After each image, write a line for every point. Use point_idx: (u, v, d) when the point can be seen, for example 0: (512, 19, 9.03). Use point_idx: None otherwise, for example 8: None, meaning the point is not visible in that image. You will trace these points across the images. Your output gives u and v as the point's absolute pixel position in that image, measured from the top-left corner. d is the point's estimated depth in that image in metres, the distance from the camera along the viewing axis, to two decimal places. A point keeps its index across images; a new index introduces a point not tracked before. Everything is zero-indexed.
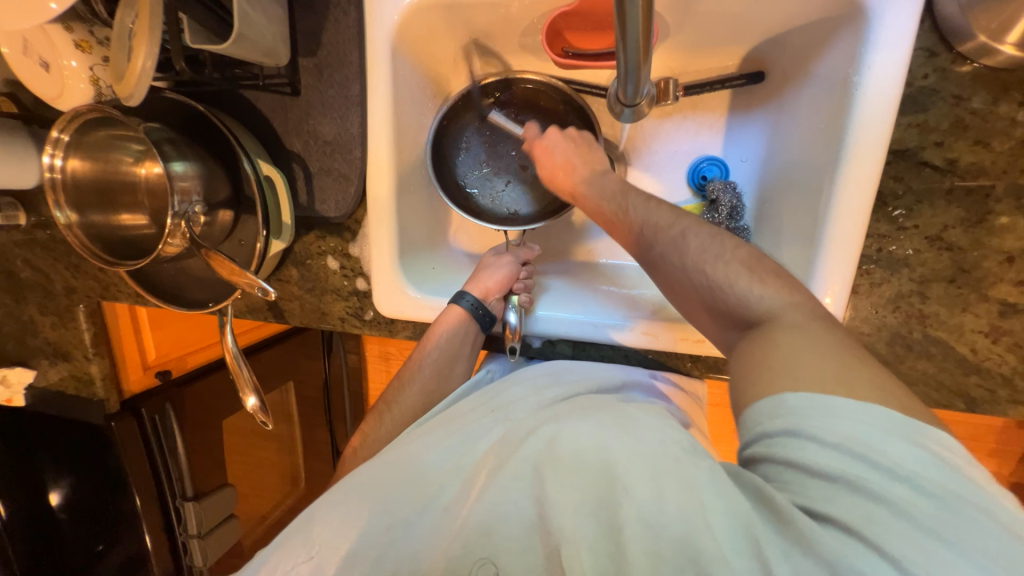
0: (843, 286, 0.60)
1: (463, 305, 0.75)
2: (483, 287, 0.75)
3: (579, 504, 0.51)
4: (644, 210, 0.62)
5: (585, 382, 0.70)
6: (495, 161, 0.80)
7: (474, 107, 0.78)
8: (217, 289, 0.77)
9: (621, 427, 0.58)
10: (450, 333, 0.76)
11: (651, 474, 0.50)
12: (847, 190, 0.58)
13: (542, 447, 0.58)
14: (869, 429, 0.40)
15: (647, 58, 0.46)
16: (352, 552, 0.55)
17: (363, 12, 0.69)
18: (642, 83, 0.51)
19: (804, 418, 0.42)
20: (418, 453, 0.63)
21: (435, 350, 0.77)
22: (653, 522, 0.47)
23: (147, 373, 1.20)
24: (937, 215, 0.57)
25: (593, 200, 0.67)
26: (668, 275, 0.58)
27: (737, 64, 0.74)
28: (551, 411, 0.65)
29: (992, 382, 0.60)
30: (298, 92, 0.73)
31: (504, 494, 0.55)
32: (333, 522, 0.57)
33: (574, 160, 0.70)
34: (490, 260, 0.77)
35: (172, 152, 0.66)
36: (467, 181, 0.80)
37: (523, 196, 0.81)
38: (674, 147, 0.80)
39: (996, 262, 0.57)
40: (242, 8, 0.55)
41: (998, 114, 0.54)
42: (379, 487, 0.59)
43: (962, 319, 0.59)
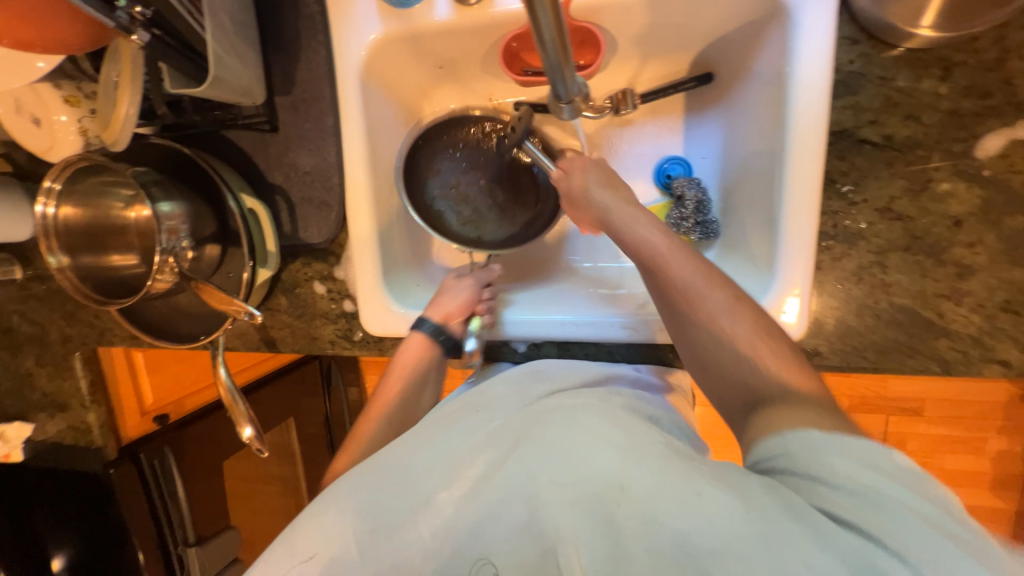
0: (806, 262, 0.63)
1: (424, 330, 0.77)
2: (443, 312, 0.77)
3: (572, 503, 0.50)
4: (681, 259, 0.61)
5: (571, 377, 0.71)
6: (463, 188, 0.84)
7: (444, 140, 0.83)
8: (208, 321, 0.79)
9: (610, 422, 0.55)
10: (415, 358, 0.78)
11: (637, 463, 0.49)
12: (797, 172, 0.61)
13: (531, 451, 0.55)
14: (832, 447, 0.45)
15: (567, 56, 0.49)
16: (338, 557, 0.55)
17: (332, 50, 0.74)
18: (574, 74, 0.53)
19: (782, 449, 0.47)
20: (403, 460, 0.61)
21: (401, 376, 0.78)
22: (648, 520, 0.46)
23: (144, 418, 1.24)
24: (883, 188, 0.60)
25: (636, 241, 0.65)
26: (686, 318, 0.60)
27: (686, 69, 0.79)
28: (538, 409, 0.62)
29: (963, 344, 0.61)
30: (276, 128, 0.78)
31: (497, 500, 0.55)
32: (316, 532, 0.57)
33: (592, 191, 0.69)
34: (451, 283, 0.79)
35: (159, 194, 0.70)
36: (436, 204, 0.84)
37: (487, 224, 0.84)
38: (639, 150, 0.84)
39: (945, 227, 0.59)
40: (218, 53, 0.59)
41: (922, 89, 0.58)
42: (365, 492, 0.59)
43: (924, 285, 0.61)
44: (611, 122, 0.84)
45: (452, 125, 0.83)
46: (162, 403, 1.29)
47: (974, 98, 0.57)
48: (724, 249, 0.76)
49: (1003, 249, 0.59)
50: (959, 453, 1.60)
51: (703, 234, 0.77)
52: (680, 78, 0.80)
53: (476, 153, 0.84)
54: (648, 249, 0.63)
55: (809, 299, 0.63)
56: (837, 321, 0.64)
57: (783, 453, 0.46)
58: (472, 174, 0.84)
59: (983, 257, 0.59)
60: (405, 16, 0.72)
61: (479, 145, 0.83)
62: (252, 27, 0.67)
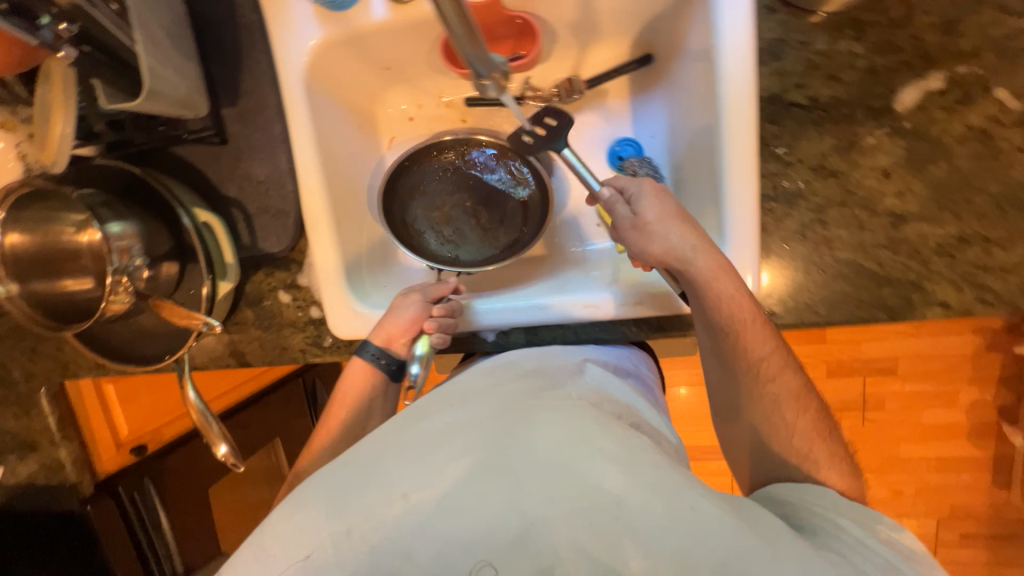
0: (751, 226, 0.65)
1: (366, 356, 0.78)
2: (386, 333, 0.77)
3: (571, 510, 0.50)
4: (755, 325, 0.65)
5: (535, 365, 0.71)
6: (444, 211, 0.84)
7: (428, 168, 0.84)
8: (171, 340, 0.78)
9: (603, 430, 0.56)
10: (355, 390, 0.79)
11: (633, 478, 0.51)
12: (735, 138, 0.63)
13: (520, 452, 0.53)
14: (818, 496, 0.60)
15: (478, 40, 0.44)
16: (312, 559, 0.50)
17: (273, 57, 0.74)
18: (489, 56, 0.49)
19: (785, 494, 0.62)
20: (378, 453, 0.57)
21: (342, 409, 0.79)
22: (652, 531, 0.48)
23: (120, 451, 1.20)
24: (815, 147, 0.63)
25: (715, 298, 0.64)
26: (732, 353, 0.67)
27: (626, 52, 0.82)
28: (524, 403, 0.60)
29: (905, 290, 0.64)
30: (226, 140, 0.78)
31: (481, 496, 0.51)
32: (286, 537, 0.52)
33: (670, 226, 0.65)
34: (398, 302, 0.77)
35: (109, 215, 0.70)
36: (417, 224, 0.84)
37: (465, 244, 0.84)
38: (590, 135, 0.86)
39: (875, 179, 0.62)
40: (152, 65, 0.59)
41: (840, 50, 0.61)
42: (337, 492, 0.54)
43: (862, 236, 0.64)
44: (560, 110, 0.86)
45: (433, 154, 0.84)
46: (140, 434, 1.25)
47: (887, 54, 0.60)
48: None
49: (930, 195, 0.62)
50: (936, 408, 1.65)
51: None
52: (621, 61, 0.82)
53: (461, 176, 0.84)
54: (729, 309, 0.64)
55: (756, 271, 0.66)
56: (787, 279, 0.67)
57: (785, 496, 0.61)
58: (455, 198, 0.84)
59: (913, 205, 0.62)
60: (343, 18, 0.73)
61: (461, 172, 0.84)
62: (188, 40, 0.67)
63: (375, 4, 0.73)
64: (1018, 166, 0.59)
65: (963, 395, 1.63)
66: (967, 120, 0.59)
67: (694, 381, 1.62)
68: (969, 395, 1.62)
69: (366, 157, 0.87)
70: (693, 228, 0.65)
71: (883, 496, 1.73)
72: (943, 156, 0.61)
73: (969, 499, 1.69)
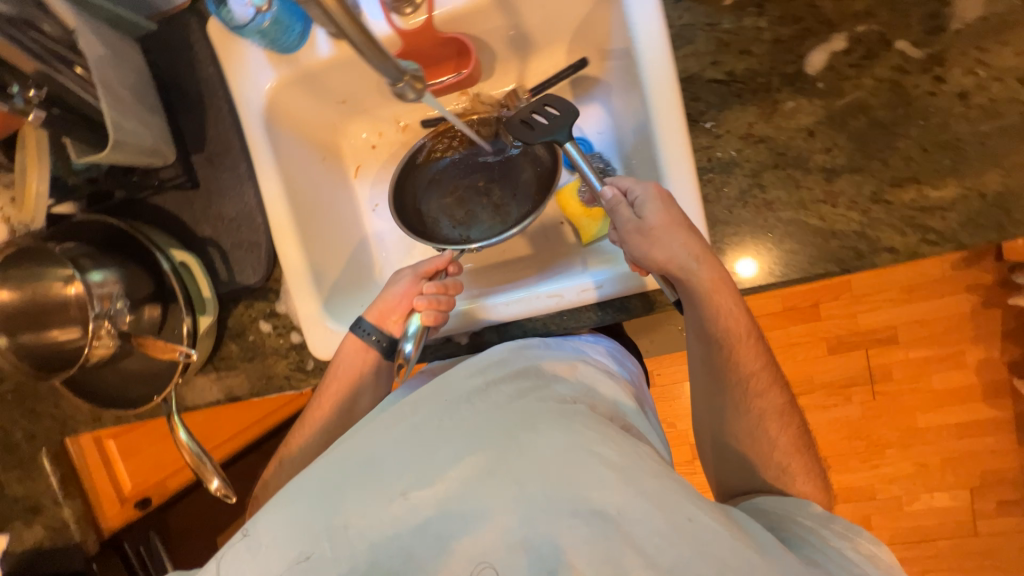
0: (693, 199, 0.67)
1: (358, 332, 0.79)
2: (380, 309, 0.80)
3: (569, 520, 0.48)
4: (747, 339, 0.68)
5: (529, 361, 0.68)
6: (457, 195, 0.89)
7: (438, 157, 0.89)
8: (160, 382, 0.80)
9: (604, 437, 0.54)
10: (346, 361, 0.79)
11: (631, 487, 0.49)
12: (663, 118, 0.66)
13: (519, 458, 0.53)
14: (806, 511, 0.61)
15: (378, 48, 0.49)
16: (308, 558, 0.51)
17: (234, 103, 0.80)
18: (384, 54, 0.51)
19: (772, 506, 0.63)
20: (376, 449, 0.57)
21: (333, 381, 0.79)
22: (651, 543, 0.46)
23: (125, 506, 1.24)
24: (740, 117, 0.67)
25: (712, 307, 0.66)
26: (723, 362, 0.69)
27: (562, 58, 0.87)
28: (523, 404, 0.59)
29: (851, 241, 0.66)
30: (197, 183, 0.83)
31: (477, 500, 0.51)
32: (278, 534, 0.52)
33: (677, 240, 0.64)
34: (394, 278, 0.81)
35: (89, 264, 0.73)
36: (430, 210, 0.89)
37: (476, 225, 0.87)
38: None
39: (802, 138, 0.66)
40: (116, 118, 0.64)
41: (746, 27, 0.66)
42: (331, 488, 0.54)
43: (801, 194, 0.67)
44: None
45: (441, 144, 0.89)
46: (143, 489, 1.29)
47: (790, 25, 0.65)
48: None
49: (856, 148, 0.64)
50: (945, 372, 1.61)
51: None
52: (559, 67, 0.88)
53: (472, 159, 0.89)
54: (723, 322, 0.66)
55: (710, 242, 0.67)
56: (736, 244, 0.69)
57: (772, 508, 0.63)
58: (466, 182, 0.89)
59: (841, 159, 0.65)
60: (293, 59, 0.79)
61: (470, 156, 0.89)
62: (152, 94, 0.73)
63: (320, 43, 0.79)
64: (932, 109, 0.62)
65: (969, 356, 1.59)
66: (875, 73, 0.63)
67: None
68: (976, 355, 1.59)
69: (334, 185, 0.93)
70: (693, 237, 0.64)
71: (909, 472, 1.66)
72: (860, 110, 0.64)
73: (998, 464, 1.62)
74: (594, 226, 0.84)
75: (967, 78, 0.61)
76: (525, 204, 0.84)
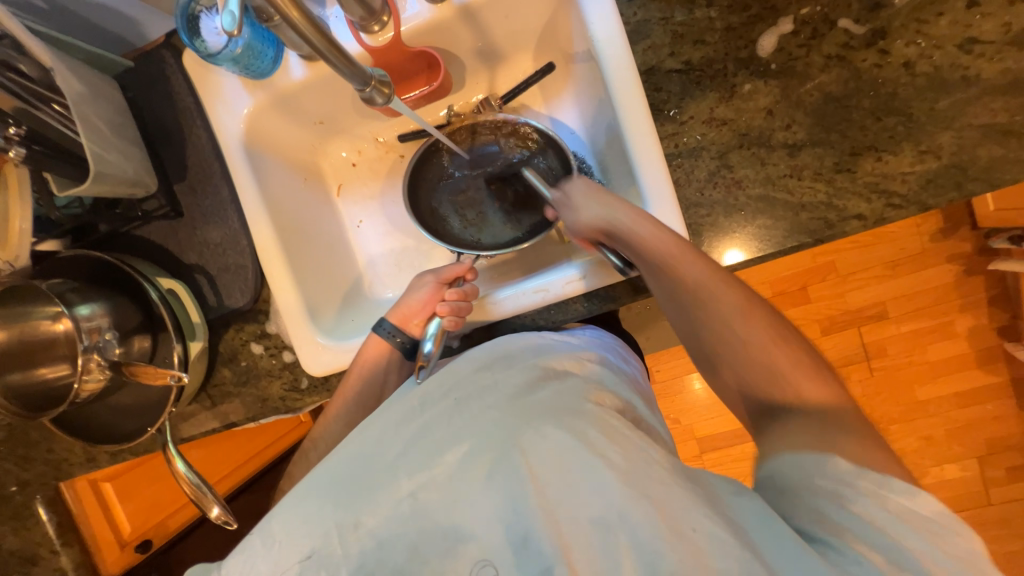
0: (664, 184, 0.69)
1: (380, 334, 0.79)
2: (402, 313, 0.81)
3: (571, 520, 0.48)
4: (685, 253, 0.65)
5: (537, 361, 0.67)
6: (468, 194, 0.91)
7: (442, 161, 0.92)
8: (153, 414, 0.80)
9: (609, 438, 0.53)
10: (372, 363, 0.79)
11: (634, 488, 0.48)
12: (627, 109, 0.69)
13: (526, 460, 0.52)
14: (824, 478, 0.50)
15: (347, 56, 0.54)
16: (316, 555, 0.51)
17: (212, 130, 0.82)
18: (348, 59, 0.54)
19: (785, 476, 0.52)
20: (386, 449, 0.58)
21: (356, 383, 0.78)
22: (649, 547, 0.45)
23: (125, 549, 1.22)
24: (702, 103, 0.70)
25: (637, 240, 0.67)
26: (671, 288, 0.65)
27: (529, 65, 0.91)
28: (531, 406, 0.58)
29: (820, 212, 0.68)
30: (180, 212, 0.84)
31: (482, 501, 0.51)
32: (292, 527, 0.53)
33: (592, 203, 0.71)
34: (415, 283, 0.81)
35: (76, 299, 0.73)
36: (442, 208, 0.91)
37: (487, 226, 0.90)
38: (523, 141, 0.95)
39: (762, 118, 0.68)
40: (95, 151, 0.65)
41: (698, 18, 0.69)
42: (342, 483, 0.55)
43: (767, 171, 0.69)
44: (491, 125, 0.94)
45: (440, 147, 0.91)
46: (141, 532, 1.27)
47: (739, 12, 0.68)
48: None
49: (814, 122, 0.67)
50: (937, 342, 1.63)
51: None
52: (528, 73, 0.91)
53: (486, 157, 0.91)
54: (656, 249, 0.66)
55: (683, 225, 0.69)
56: (710, 224, 0.71)
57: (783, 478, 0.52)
58: (479, 181, 0.91)
59: (802, 134, 0.68)
60: (267, 84, 0.81)
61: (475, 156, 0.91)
62: (130, 127, 0.74)
63: (293, 67, 0.81)
64: (881, 79, 0.65)
65: (959, 324, 1.62)
66: (823, 50, 0.66)
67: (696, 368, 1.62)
68: (965, 323, 1.61)
69: (317, 203, 0.95)
70: (610, 196, 0.70)
71: (915, 446, 1.66)
72: (814, 86, 0.67)
73: (1001, 429, 1.63)
74: None
75: (910, 48, 0.64)
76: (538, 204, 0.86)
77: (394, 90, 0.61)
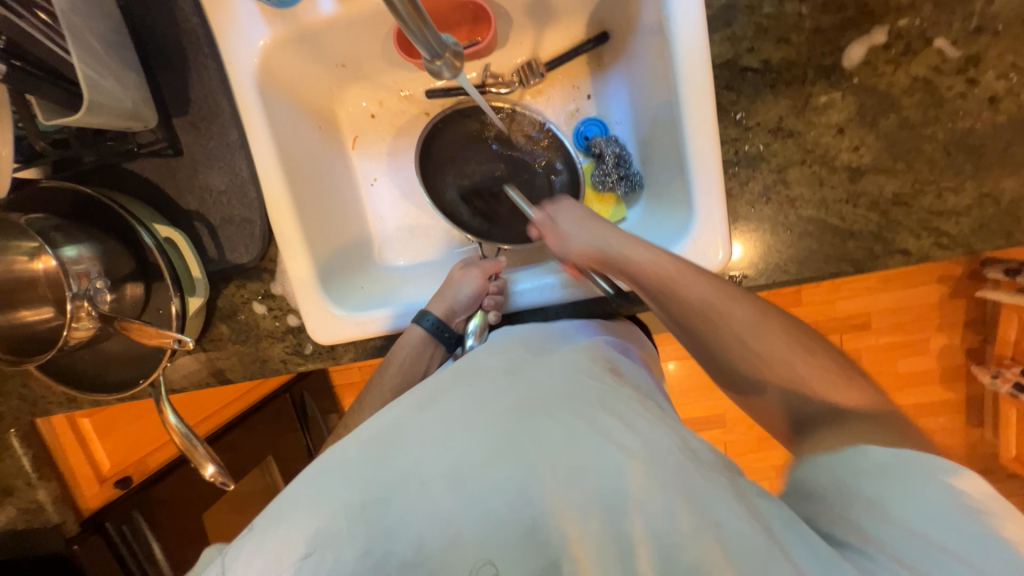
0: (717, 194, 0.66)
1: (425, 326, 0.75)
2: (447, 307, 0.76)
3: (587, 506, 0.45)
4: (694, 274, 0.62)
5: (558, 346, 0.64)
6: (474, 178, 0.87)
7: (457, 131, 0.86)
8: (145, 365, 0.76)
9: (625, 423, 0.50)
10: (413, 354, 0.75)
11: (656, 481, 0.45)
12: (693, 108, 0.64)
13: (545, 447, 0.48)
14: (901, 477, 0.44)
15: (426, 21, 0.45)
16: (317, 548, 0.44)
17: (221, 61, 0.72)
18: (428, 27, 0.46)
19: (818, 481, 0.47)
20: (391, 429, 0.52)
21: (398, 374, 0.75)
22: (668, 538, 0.42)
23: (104, 486, 1.15)
24: (772, 110, 0.65)
25: (631, 263, 0.65)
26: (679, 309, 0.61)
27: (581, 31, 0.83)
28: (548, 391, 0.55)
29: (867, 241, 0.66)
30: (180, 151, 0.75)
31: (497, 485, 0.46)
32: (302, 508, 0.47)
33: (575, 237, 0.70)
34: (458, 275, 0.78)
35: (61, 239, 0.66)
36: (446, 187, 0.87)
37: (496, 212, 0.86)
38: (566, 114, 0.88)
39: (831, 136, 0.65)
40: (90, 76, 0.56)
41: (787, 12, 0.64)
42: (352, 471, 0.49)
43: (823, 193, 0.66)
44: (525, 95, 0.88)
45: (466, 116, 0.86)
46: (122, 467, 1.21)
47: (832, 13, 0.63)
48: (649, 199, 0.81)
49: (883, 147, 0.64)
50: (909, 357, 1.70)
51: (629, 187, 0.82)
52: (578, 41, 0.84)
53: (510, 142, 0.86)
54: (654, 271, 0.63)
55: (726, 230, 0.67)
56: (756, 240, 0.68)
57: (818, 485, 0.47)
58: (486, 167, 0.87)
59: (867, 158, 0.65)
60: (290, 15, 0.72)
61: (502, 135, 0.86)
62: (128, 47, 0.64)
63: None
64: (961, 112, 0.62)
65: (933, 342, 1.68)
66: (911, 70, 0.62)
67: (679, 355, 1.67)
68: (939, 342, 1.68)
69: (332, 157, 0.87)
70: (598, 223, 0.70)
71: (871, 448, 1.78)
72: (891, 108, 0.63)
73: (949, 441, 1.76)
74: (606, 212, 0.85)
75: (999, 81, 0.61)
76: (551, 192, 0.86)
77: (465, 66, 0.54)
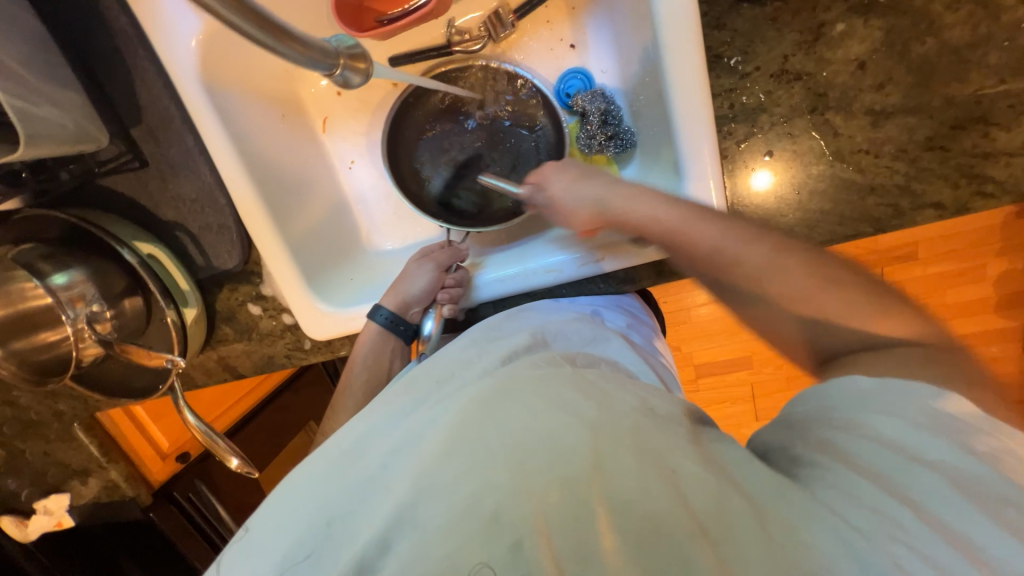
0: (709, 156, 0.57)
1: (379, 320, 0.74)
2: (401, 299, 0.75)
3: (551, 486, 0.42)
4: (694, 219, 0.56)
5: (521, 332, 0.63)
6: (453, 154, 0.81)
7: (431, 104, 0.80)
8: (160, 372, 0.80)
9: (589, 399, 0.49)
10: (374, 353, 0.77)
11: (619, 456, 0.43)
12: (675, 55, 0.55)
13: (503, 431, 0.46)
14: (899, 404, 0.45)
15: (302, 46, 0.45)
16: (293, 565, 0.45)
17: (161, 61, 0.68)
18: (310, 48, 0.46)
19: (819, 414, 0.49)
20: (362, 436, 0.55)
21: (362, 372, 0.77)
22: (637, 509, 0.41)
23: (166, 461, 1.28)
24: (774, 48, 0.56)
25: (634, 218, 0.60)
26: (691, 261, 0.57)
27: None
28: (509, 373, 0.54)
29: (891, 197, 0.56)
30: (146, 162, 0.74)
31: (455, 473, 0.44)
32: (280, 524, 0.49)
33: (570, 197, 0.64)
34: (412, 269, 0.76)
35: (49, 267, 0.68)
36: (422, 166, 0.81)
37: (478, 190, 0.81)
38: (544, 67, 0.78)
39: (849, 73, 0.55)
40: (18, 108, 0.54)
41: None
42: (325, 483, 0.51)
43: (838, 144, 0.56)
44: (496, 51, 0.78)
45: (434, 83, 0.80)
46: (180, 444, 1.32)
47: None
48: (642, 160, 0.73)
49: (914, 82, 0.54)
50: (960, 287, 1.53)
51: (619, 147, 0.73)
52: None
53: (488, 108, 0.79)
54: (656, 223, 0.58)
55: (722, 194, 0.58)
56: (754, 208, 0.59)
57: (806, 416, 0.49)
58: (466, 139, 0.80)
59: (894, 98, 0.55)
60: None
61: (477, 103, 0.79)
62: (59, 64, 0.62)
63: None
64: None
65: (990, 269, 1.50)
66: None
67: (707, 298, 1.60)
68: (997, 268, 1.49)
69: (303, 147, 0.83)
70: (594, 175, 0.64)
71: None
72: (928, 30, 0.53)
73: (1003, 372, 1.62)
74: None
75: None
76: (535, 161, 0.78)
77: (371, 68, 0.52)
